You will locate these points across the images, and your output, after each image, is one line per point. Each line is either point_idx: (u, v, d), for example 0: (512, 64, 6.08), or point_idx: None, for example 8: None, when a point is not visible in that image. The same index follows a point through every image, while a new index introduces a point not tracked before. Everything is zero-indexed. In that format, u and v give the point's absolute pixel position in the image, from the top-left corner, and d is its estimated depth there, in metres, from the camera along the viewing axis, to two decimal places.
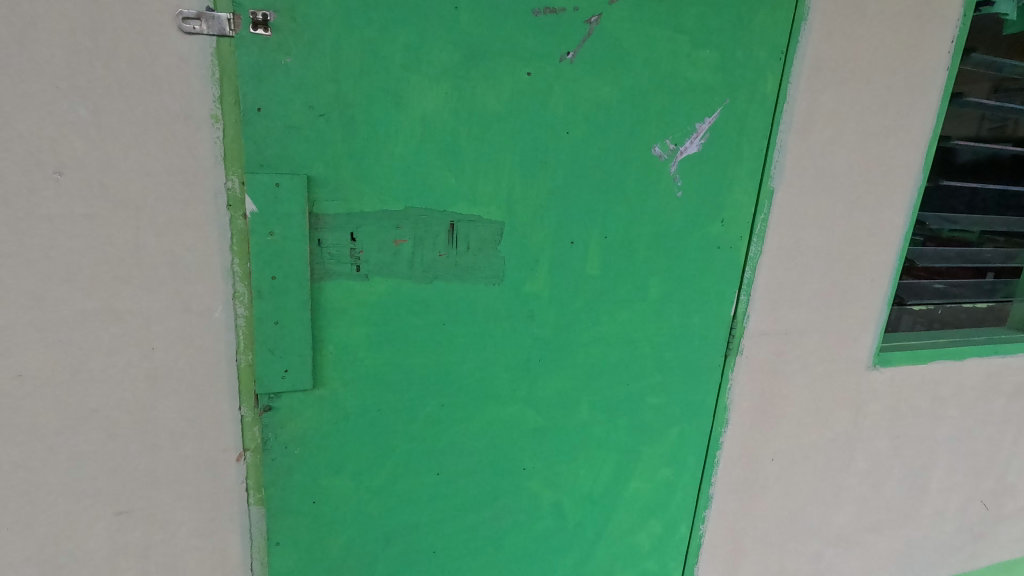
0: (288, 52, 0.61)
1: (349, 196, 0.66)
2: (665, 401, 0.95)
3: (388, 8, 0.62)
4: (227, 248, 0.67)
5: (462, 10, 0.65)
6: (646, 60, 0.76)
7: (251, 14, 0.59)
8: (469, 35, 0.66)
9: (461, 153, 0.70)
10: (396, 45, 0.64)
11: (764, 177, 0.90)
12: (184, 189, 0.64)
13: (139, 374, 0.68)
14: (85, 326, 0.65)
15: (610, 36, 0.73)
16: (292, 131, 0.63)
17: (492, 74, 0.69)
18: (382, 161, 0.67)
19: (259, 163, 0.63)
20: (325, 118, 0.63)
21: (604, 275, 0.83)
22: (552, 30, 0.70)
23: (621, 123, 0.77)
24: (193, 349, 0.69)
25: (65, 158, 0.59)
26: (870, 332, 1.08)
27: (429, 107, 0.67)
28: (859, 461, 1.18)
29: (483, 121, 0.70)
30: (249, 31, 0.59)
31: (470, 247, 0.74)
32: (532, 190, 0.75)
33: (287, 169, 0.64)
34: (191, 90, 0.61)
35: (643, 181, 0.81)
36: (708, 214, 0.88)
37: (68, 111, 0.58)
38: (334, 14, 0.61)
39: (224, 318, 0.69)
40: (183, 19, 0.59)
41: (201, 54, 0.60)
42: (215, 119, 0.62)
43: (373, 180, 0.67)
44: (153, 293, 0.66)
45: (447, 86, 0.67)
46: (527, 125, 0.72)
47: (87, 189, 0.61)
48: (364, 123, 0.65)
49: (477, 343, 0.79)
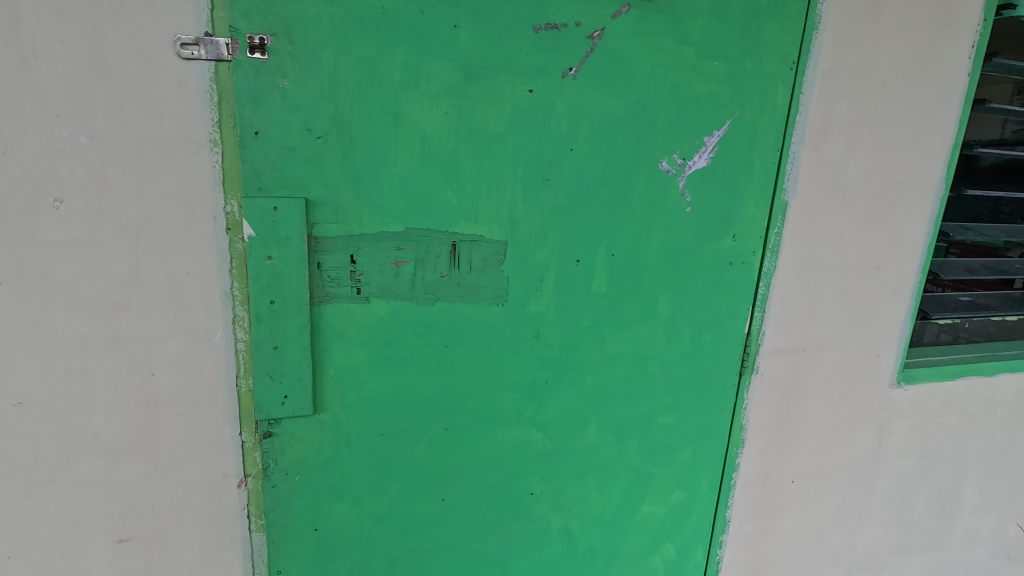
0: (285, 74, 0.60)
1: (349, 218, 0.65)
2: (677, 422, 0.92)
3: (387, 28, 0.61)
4: (226, 272, 0.66)
5: (461, 27, 0.64)
6: (652, 73, 0.74)
7: (249, 38, 0.58)
8: (468, 53, 0.65)
9: (463, 172, 0.69)
10: (394, 64, 0.63)
11: (777, 190, 0.87)
12: (183, 213, 0.63)
13: (139, 399, 0.67)
14: (86, 352, 0.64)
15: (615, 50, 0.71)
16: (290, 153, 0.62)
17: (493, 92, 0.67)
18: (381, 182, 0.66)
19: (257, 186, 0.62)
20: (323, 140, 0.62)
21: (611, 294, 0.81)
22: (554, 47, 0.69)
23: (627, 138, 0.75)
24: (193, 375, 0.68)
25: (66, 184, 0.59)
26: (893, 347, 1.04)
27: (429, 126, 0.66)
28: (883, 482, 1.13)
29: (484, 139, 0.68)
30: (247, 55, 0.59)
31: (472, 268, 0.72)
32: (536, 207, 0.73)
33: (285, 192, 0.63)
34: (190, 114, 0.61)
35: (651, 197, 0.79)
36: (719, 228, 0.85)
37: (68, 137, 0.58)
38: (331, 35, 0.60)
39: (223, 343, 0.68)
40: (182, 45, 0.58)
41: (199, 78, 0.60)
42: (214, 143, 0.62)
43: (372, 202, 0.66)
44: (153, 319, 0.65)
45: (447, 104, 0.66)
46: (531, 142, 0.70)
47: (87, 215, 0.61)
48: (363, 144, 0.64)
49: (481, 365, 0.77)
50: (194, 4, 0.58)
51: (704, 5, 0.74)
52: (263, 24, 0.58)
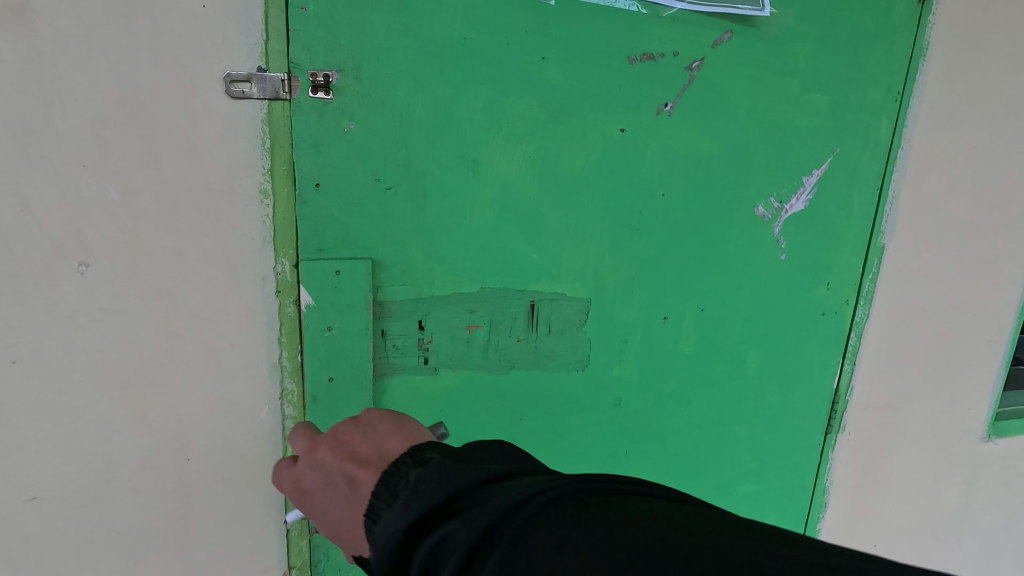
0: (351, 117, 0.51)
1: (417, 279, 0.57)
2: (760, 489, 0.83)
3: (467, 62, 0.53)
4: (274, 339, 0.57)
5: (549, 59, 0.55)
6: (753, 108, 0.65)
7: (310, 74, 0.50)
8: (557, 89, 0.56)
9: (545, 224, 0.60)
10: (475, 103, 0.54)
11: (874, 233, 0.79)
12: (227, 276, 0.54)
13: (172, 487, 0.58)
14: (111, 437, 0.55)
15: (715, 83, 0.63)
16: (354, 207, 0.53)
17: (581, 132, 0.58)
18: (455, 238, 0.57)
19: (316, 246, 0.53)
20: (393, 191, 0.54)
21: (699, 353, 0.72)
22: (649, 81, 0.60)
23: (723, 180, 0.66)
24: (234, 457, 0.59)
25: (92, 246, 0.50)
26: (986, 398, 0.95)
27: (510, 173, 0.57)
28: (969, 543, 1.04)
29: (570, 187, 0.59)
30: (308, 94, 0.50)
31: (551, 330, 0.63)
32: (623, 261, 0.64)
33: (348, 253, 0.54)
34: (238, 162, 0.52)
35: (745, 245, 0.70)
36: (814, 276, 0.76)
37: (96, 192, 0.49)
38: (405, 70, 0.51)
39: (269, 420, 0.59)
40: (231, 82, 0.50)
41: (250, 120, 0.51)
42: (264, 195, 0.53)
43: (445, 260, 0.57)
44: (190, 396, 0.56)
45: (532, 147, 0.57)
46: (620, 188, 0.62)
47: (116, 281, 0.51)
48: (437, 195, 0.55)
49: (557, 437, 0.67)
50: (246, 35, 0.49)
51: (812, 31, 0.65)
52: (328, 59, 0.49)
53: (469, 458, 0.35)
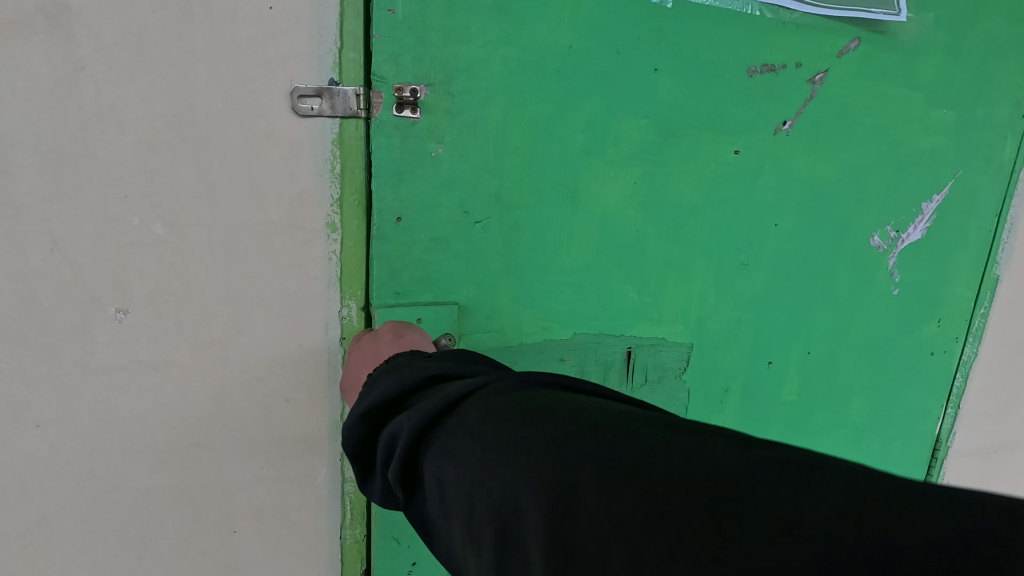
0: (440, 140, 0.43)
1: (505, 326, 0.49)
2: None
3: (572, 74, 0.45)
4: (336, 394, 0.49)
5: (662, 72, 0.48)
6: (873, 125, 0.57)
7: (396, 90, 0.42)
8: (668, 105, 0.48)
9: (647, 260, 0.52)
10: (577, 123, 0.46)
11: (989, 264, 0.69)
12: (286, 322, 0.46)
13: (216, 564, 0.50)
14: (152, 507, 0.47)
15: (838, 98, 0.54)
16: (439, 245, 0.46)
17: (691, 156, 0.50)
18: (548, 278, 0.49)
19: (394, 291, 0.46)
20: (482, 226, 0.46)
21: (802, 401, 0.64)
22: (767, 96, 0.52)
23: (838, 208, 0.58)
24: (286, 529, 0.51)
25: (131, 291, 0.42)
26: None
27: (612, 203, 0.49)
28: None
29: (676, 218, 0.52)
30: (393, 113, 0.42)
31: (647, 380, 0.55)
32: (728, 300, 0.56)
33: (428, 298, 0.47)
34: (302, 190, 0.44)
35: (857, 279, 0.62)
36: (925, 312, 0.68)
37: (139, 227, 0.41)
38: (502, 85, 0.44)
39: (327, 486, 0.51)
40: (299, 97, 0.42)
41: (318, 142, 0.43)
42: (332, 229, 0.45)
43: (536, 304, 0.49)
44: (239, 461, 0.48)
45: (637, 173, 0.49)
46: (731, 219, 0.54)
47: (159, 330, 0.43)
48: (530, 229, 0.47)
49: None
50: (317, 43, 0.41)
51: (944, 38, 0.57)
52: (415, 72, 0.42)
53: (432, 359, 0.35)
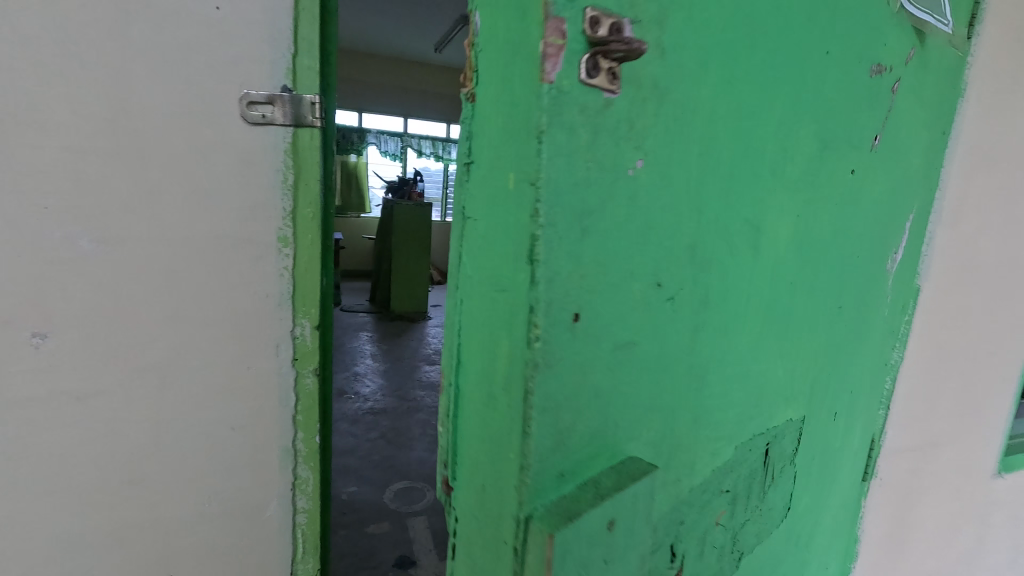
0: (641, 144, 0.21)
1: (685, 465, 0.28)
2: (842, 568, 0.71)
3: (777, 35, 0.26)
4: (289, 416, 0.46)
5: (834, 56, 0.32)
6: (918, 136, 0.49)
7: (592, 19, 0.19)
8: (832, 99, 0.33)
9: (797, 324, 0.36)
10: (776, 115, 0.28)
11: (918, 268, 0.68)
12: (232, 342, 0.43)
13: None
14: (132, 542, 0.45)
15: (911, 99, 0.45)
16: (618, 355, 0.23)
17: (835, 175, 0.36)
18: (728, 373, 0.30)
19: (557, 473, 0.22)
20: (671, 304, 0.25)
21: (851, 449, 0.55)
22: (880, 95, 0.39)
23: (893, 227, 0.49)
24: (231, 564, 0.47)
25: (54, 313, 0.37)
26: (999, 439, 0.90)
27: (784, 247, 0.32)
28: None
29: (823, 258, 0.37)
30: (584, 80, 0.19)
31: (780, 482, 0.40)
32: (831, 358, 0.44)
33: (598, 473, 0.23)
34: (254, 201, 0.41)
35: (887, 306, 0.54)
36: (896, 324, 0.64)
37: (62, 241, 0.37)
38: (722, 37, 0.23)
39: (279, 516, 0.48)
40: (251, 103, 0.40)
41: (271, 149, 0.41)
42: (284, 243, 0.43)
43: (711, 423, 0.30)
44: (181, 497, 0.44)
45: (806, 200, 0.33)
46: (848, 259, 0.41)
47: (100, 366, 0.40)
48: (719, 302, 0.28)
49: None
50: (272, 43, 0.39)
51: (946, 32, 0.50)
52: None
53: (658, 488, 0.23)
